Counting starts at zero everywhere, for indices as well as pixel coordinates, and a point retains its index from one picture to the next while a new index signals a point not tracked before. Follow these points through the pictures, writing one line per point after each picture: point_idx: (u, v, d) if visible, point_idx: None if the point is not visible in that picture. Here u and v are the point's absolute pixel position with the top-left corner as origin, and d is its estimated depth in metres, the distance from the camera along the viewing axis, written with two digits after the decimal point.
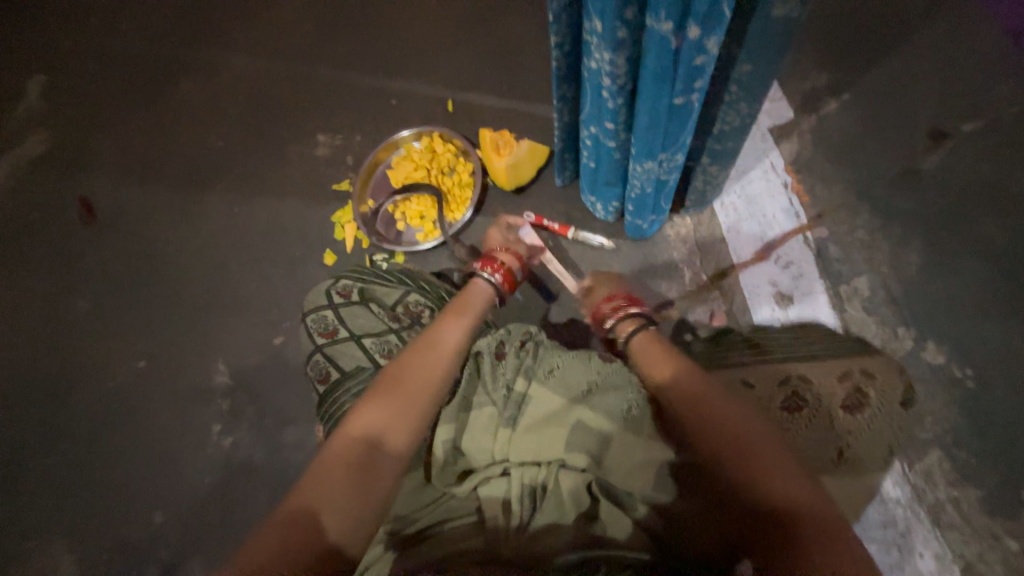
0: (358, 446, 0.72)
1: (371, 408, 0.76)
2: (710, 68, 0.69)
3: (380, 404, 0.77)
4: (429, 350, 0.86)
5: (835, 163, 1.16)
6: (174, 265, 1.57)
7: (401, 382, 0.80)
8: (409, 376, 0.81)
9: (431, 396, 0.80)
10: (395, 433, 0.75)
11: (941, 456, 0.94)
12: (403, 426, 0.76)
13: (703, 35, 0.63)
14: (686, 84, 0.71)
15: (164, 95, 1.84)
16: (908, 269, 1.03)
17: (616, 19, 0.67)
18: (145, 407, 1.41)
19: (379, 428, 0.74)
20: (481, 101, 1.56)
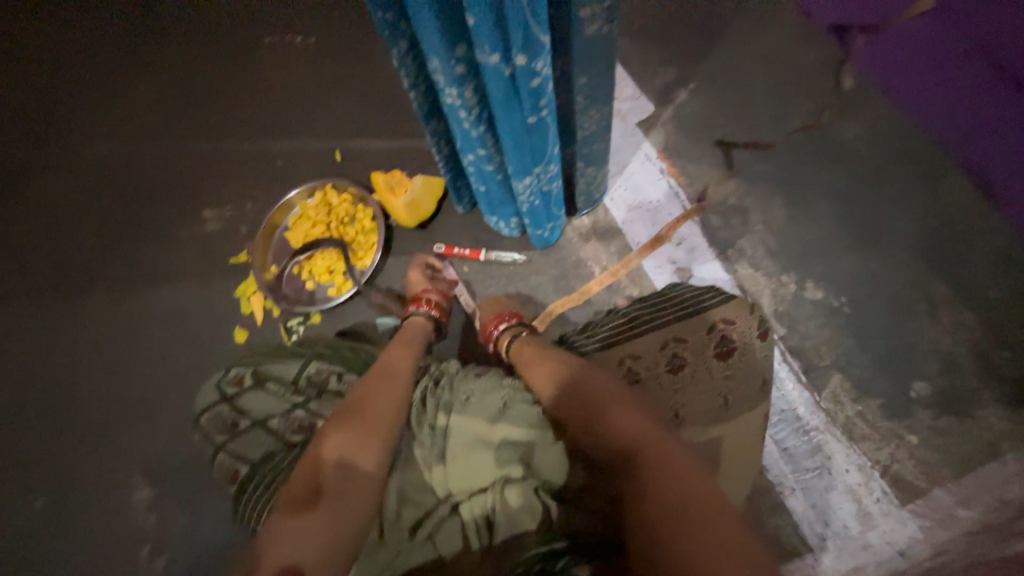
0: (333, 469, 0.74)
1: (341, 433, 0.79)
2: (547, 86, 0.75)
3: (346, 427, 0.80)
4: (382, 372, 0.92)
5: (697, 144, 1.29)
6: (60, 383, 1.39)
7: (364, 405, 0.84)
8: (370, 398, 0.85)
9: (396, 412, 0.85)
10: (368, 452, 0.78)
11: (841, 378, 1.06)
12: (373, 443, 0.80)
13: (530, 60, 0.69)
14: (532, 104, 0.77)
15: (15, 202, 1.66)
16: (778, 220, 1.19)
17: (451, 57, 0.73)
18: (53, 553, 1.23)
19: (349, 449, 0.77)
20: (369, 145, 1.56)
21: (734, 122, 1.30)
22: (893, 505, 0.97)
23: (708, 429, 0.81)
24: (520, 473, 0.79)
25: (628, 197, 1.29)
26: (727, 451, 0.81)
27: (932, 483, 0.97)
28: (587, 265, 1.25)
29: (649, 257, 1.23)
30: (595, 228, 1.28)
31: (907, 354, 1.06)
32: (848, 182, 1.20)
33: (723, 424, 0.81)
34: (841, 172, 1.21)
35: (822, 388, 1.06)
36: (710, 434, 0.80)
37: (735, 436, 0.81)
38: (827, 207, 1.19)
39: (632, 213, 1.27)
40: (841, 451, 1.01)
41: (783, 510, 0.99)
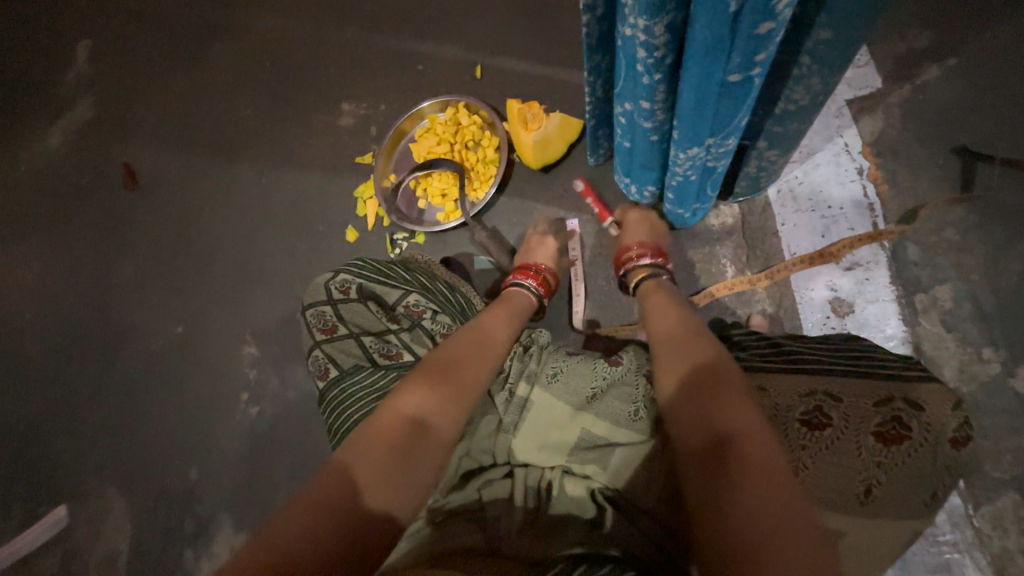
0: (402, 426, 0.70)
1: (417, 389, 0.74)
2: (778, 34, 0.57)
3: (427, 385, 0.75)
4: (473, 338, 0.85)
5: (924, 147, 0.97)
6: (207, 234, 1.60)
7: (449, 371, 0.78)
8: (456, 365, 0.79)
9: (478, 387, 0.79)
10: (438, 414, 0.73)
11: (1017, 501, 0.81)
12: (445, 409, 0.74)
13: None
14: (744, 57, 0.60)
15: (196, 61, 1.82)
16: (1008, 279, 0.88)
17: None
18: (181, 372, 1.48)
19: (423, 412, 0.72)
20: (512, 67, 1.43)
21: (992, 128, 0.95)
22: None
23: (827, 509, 0.64)
24: (587, 468, 0.81)
25: (802, 194, 1.03)
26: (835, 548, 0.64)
27: None
28: (718, 263, 1.07)
29: (803, 273, 1.00)
30: (742, 223, 1.07)
31: None
32: None
33: (843, 513, 0.64)
34: None
35: (981, 502, 0.83)
36: (827, 516, 0.64)
37: (853, 533, 0.64)
38: None
39: (801, 216, 1.03)
40: None
41: None
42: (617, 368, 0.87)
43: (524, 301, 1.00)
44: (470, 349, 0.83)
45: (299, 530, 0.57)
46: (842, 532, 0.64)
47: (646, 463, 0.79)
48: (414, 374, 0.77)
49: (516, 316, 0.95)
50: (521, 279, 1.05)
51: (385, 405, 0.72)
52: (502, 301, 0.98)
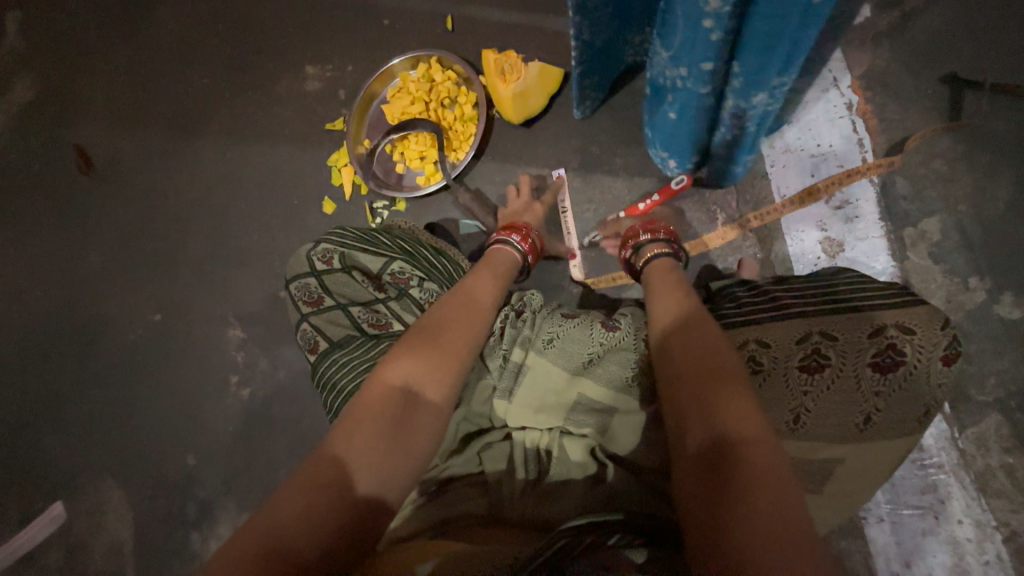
0: (396, 396, 0.68)
1: (407, 359, 0.71)
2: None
3: (417, 355, 0.72)
4: (466, 301, 0.83)
5: (914, 77, 0.95)
6: (176, 216, 1.52)
7: (440, 335, 0.76)
8: (449, 329, 0.77)
9: (468, 349, 0.76)
10: (430, 386, 0.70)
11: (999, 421, 0.84)
12: (439, 381, 0.71)
13: None
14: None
15: (140, 29, 1.67)
16: (993, 208, 0.88)
17: None
18: (165, 360, 1.44)
19: (418, 381, 0.70)
20: (485, 16, 1.34)
21: (981, 52, 0.92)
22: None
23: (831, 447, 0.67)
24: (583, 428, 0.81)
25: (791, 134, 1.01)
26: (841, 474, 0.68)
27: None
28: (709, 209, 1.07)
29: (793, 215, 1.00)
30: None
31: None
32: None
33: (846, 445, 0.67)
34: None
35: (965, 425, 0.86)
36: (832, 453, 0.67)
37: (857, 460, 0.67)
38: None
39: (789, 156, 1.01)
40: (959, 496, 0.84)
41: (856, 535, 0.88)
42: (615, 333, 0.85)
43: (512, 260, 0.97)
44: (462, 313, 0.81)
45: (296, 512, 0.56)
46: (847, 462, 0.67)
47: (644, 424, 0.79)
48: (403, 344, 0.74)
49: (503, 276, 0.92)
50: (506, 236, 1.00)
51: (375, 378, 0.70)
52: (492, 262, 0.95)
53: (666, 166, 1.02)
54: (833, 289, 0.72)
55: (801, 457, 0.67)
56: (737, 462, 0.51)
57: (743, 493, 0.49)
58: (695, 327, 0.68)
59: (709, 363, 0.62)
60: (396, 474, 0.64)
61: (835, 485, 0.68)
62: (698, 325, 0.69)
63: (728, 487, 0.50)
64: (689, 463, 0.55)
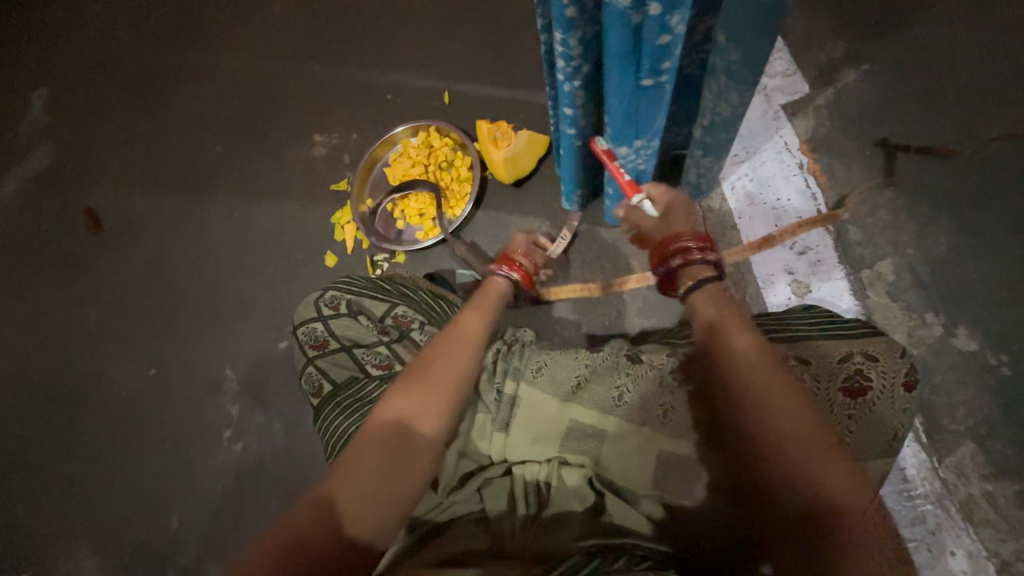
0: (386, 436, 0.72)
1: (400, 397, 0.76)
2: (676, 45, 0.68)
3: (409, 392, 0.76)
4: (456, 332, 0.86)
5: (854, 140, 1.09)
6: (180, 272, 1.57)
7: (430, 369, 0.79)
8: (437, 362, 0.80)
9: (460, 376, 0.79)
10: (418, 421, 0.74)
11: (972, 449, 0.89)
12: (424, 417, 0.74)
13: (663, 11, 0.62)
14: (654, 64, 0.70)
15: (161, 103, 1.83)
16: (937, 249, 0.98)
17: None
18: (157, 416, 1.43)
19: (411, 414, 0.74)
20: (478, 92, 1.51)
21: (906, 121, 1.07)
22: None
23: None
24: (580, 458, 0.83)
25: (753, 191, 1.14)
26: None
27: None
28: None
29: (762, 262, 1.10)
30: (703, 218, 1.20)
31: None
32: None
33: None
34: None
35: (943, 454, 0.90)
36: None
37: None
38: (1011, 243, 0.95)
39: (754, 209, 1.13)
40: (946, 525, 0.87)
41: None
42: (600, 355, 0.89)
43: (501, 291, 1.00)
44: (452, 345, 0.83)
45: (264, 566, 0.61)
46: None
47: (641, 454, 0.81)
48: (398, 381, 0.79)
49: (490, 304, 0.95)
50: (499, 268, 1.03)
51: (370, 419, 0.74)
52: (483, 294, 0.99)
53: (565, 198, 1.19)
54: (808, 318, 0.79)
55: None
56: (837, 532, 0.61)
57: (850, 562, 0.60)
58: (777, 386, 0.68)
59: (796, 432, 0.65)
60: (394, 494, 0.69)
61: None
62: (774, 382, 0.69)
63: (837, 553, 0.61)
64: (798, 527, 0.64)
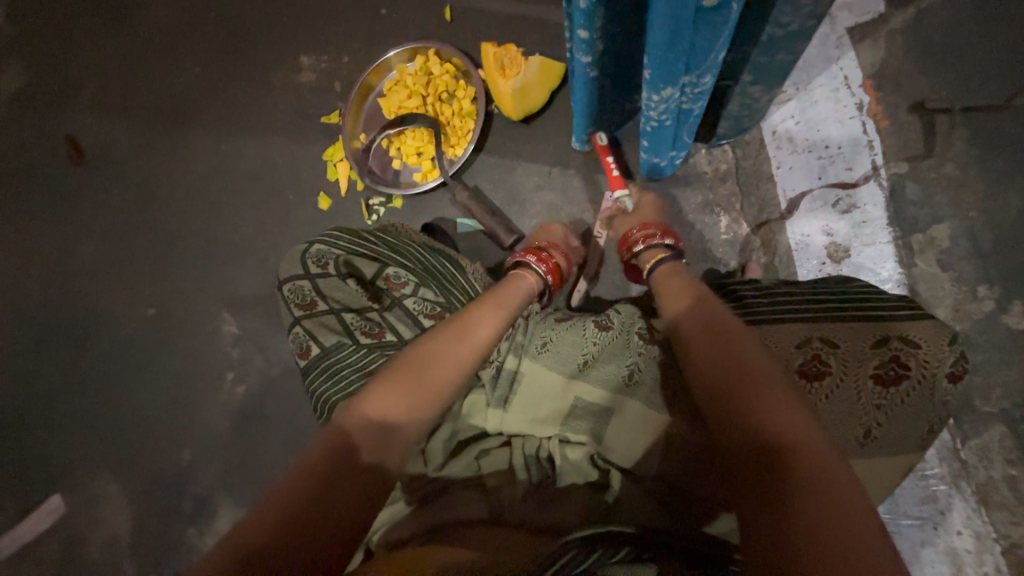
0: (373, 432, 0.63)
1: (389, 388, 0.67)
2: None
3: (399, 386, 0.68)
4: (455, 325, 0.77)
5: (929, 76, 0.92)
6: (170, 209, 1.49)
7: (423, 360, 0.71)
8: (431, 354, 0.72)
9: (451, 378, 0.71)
10: (412, 421, 0.66)
11: (1004, 433, 0.83)
12: (421, 415, 0.67)
13: None
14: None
15: (132, 14, 1.63)
16: (1005, 214, 0.86)
17: None
18: (159, 355, 1.43)
19: (399, 407, 0.66)
20: (485, 6, 1.30)
21: (994, 54, 0.90)
22: None
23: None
24: (581, 435, 0.79)
25: (799, 135, 0.98)
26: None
27: None
28: (714, 212, 1.05)
29: (800, 220, 0.97)
30: (736, 168, 1.05)
31: None
32: None
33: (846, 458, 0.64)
34: None
35: (968, 436, 0.85)
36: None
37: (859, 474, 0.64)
38: None
39: (796, 158, 0.98)
40: (960, 507, 0.83)
41: None
42: (607, 333, 0.85)
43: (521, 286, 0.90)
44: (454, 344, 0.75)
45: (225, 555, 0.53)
46: None
47: (645, 436, 0.78)
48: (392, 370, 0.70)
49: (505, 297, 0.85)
50: (528, 260, 0.96)
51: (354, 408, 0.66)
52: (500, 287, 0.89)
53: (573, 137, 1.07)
54: (846, 292, 0.69)
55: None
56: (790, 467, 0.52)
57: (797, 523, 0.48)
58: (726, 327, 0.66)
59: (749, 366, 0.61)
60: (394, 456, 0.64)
61: None
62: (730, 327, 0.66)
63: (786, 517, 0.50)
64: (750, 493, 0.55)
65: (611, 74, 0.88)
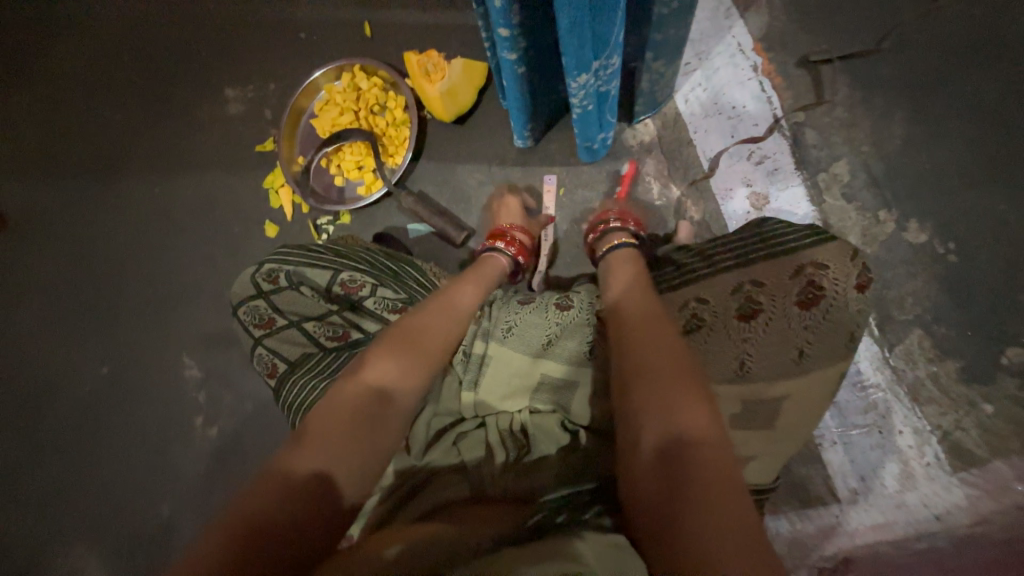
0: (370, 397, 0.67)
1: (383, 359, 0.71)
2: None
3: (394, 356, 0.72)
4: (446, 313, 0.82)
5: (808, 33, 1.02)
6: (110, 262, 1.44)
7: (421, 336, 0.76)
8: (429, 332, 0.77)
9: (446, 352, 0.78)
10: (408, 386, 0.70)
11: (921, 335, 0.94)
12: (415, 381, 0.71)
13: None
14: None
15: (39, 70, 1.57)
16: (892, 144, 0.97)
17: None
18: (122, 413, 1.38)
19: (407, 374, 0.71)
20: (402, 19, 1.34)
21: (859, 6, 1.01)
22: (943, 471, 0.90)
23: (776, 386, 0.67)
24: (550, 405, 0.84)
25: (708, 101, 1.06)
26: (790, 412, 0.67)
27: (996, 455, 0.89)
28: (645, 181, 1.09)
29: (722, 175, 1.04)
30: (659, 138, 1.09)
31: (1006, 315, 0.91)
32: (990, 98, 0.96)
33: (790, 381, 0.67)
34: (984, 85, 0.96)
35: (894, 344, 0.94)
36: (778, 391, 0.67)
37: (805, 394, 0.67)
38: (958, 130, 0.96)
39: (709, 122, 1.05)
40: (898, 409, 0.93)
41: (814, 461, 0.96)
42: (568, 312, 0.89)
43: (499, 270, 0.97)
44: (436, 321, 0.80)
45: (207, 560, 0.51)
46: (792, 398, 0.67)
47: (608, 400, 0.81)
48: (381, 344, 0.74)
49: (486, 284, 0.92)
50: (495, 245, 1.01)
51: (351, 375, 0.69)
52: (483, 272, 0.94)
53: (515, 135, 1.10)
54: (761, 236, 0.73)
55: (749, 402, 0.67)
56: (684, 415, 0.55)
57: (699, 497, 0.49)
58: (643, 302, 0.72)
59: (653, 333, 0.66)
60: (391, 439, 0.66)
61: (788, 420, 0.67)
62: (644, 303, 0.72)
63: (688, 494, 0.50)
64: (646, 474, 0.55)
65: (536, 67, 0.92)
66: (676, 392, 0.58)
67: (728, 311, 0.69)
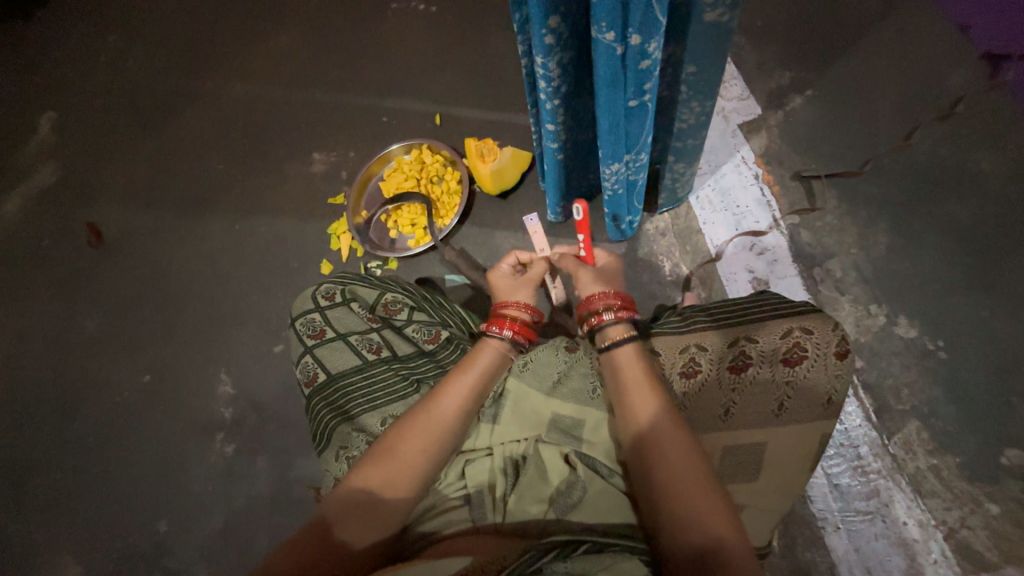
0: (358, 504, 0.75)
1: (368, 468, 0.77)
2: (655, 70, 0.78)
3: (374, 465, 0.77)
4: (424, 418, 0.82)
5: (801, 154, 1.23)
6: (178, 282, 1.63)
7: (394, 448, 0.79)
8: (403, 441, 0.79)
9: (419, 466, 0.78)
10: (391, 490, 0.76)
11: (919, 425, 0.98)
12: (399, 485, 0.77)
13: (644, 41, 0.72)
14: (636, 87, 0.80)
15: (165, 124, 1.92)
16: (877, 250, 1.11)
17: (543, 28, 0.75)
18: (149, 420, 1.46)
19: (380, 487, 0.76)
20: (467, 115, 1.65)
21: (846, 137, 1.22)
22: (952, 572, 0.88)
23: (753, 432, 0.79)
24: (557, 439, 0.88)
25: (716, 198, 1.24)
26: (767, 459, 0.79)
27: (1006, 561, 0.87)
28: (658, 259, 1.25)
29: (728, 261, 1.18)
30: (672, 225, 1.27)
31: (1001, 414, 0.96)
32: (965, 219, 1.11)
33: (767, 429, 0.79)
34: (959, 207, 1.12)
35: (892, 432, 0.98)
36: (754, 437, 0.79)
37: (779, 442, 0.79)
38: (938, 243, 1.09)
39: (716, 215, 1.23)
40: (901, 500, 0.94)
41: (818, 544, 0.96)
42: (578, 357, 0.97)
43: (496, 355, 0.91)
44: (419, 422, 0.81)
45: None
46: (770, 447, 0.79)
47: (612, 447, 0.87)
48: (370, 450, 0.80)
49: (484, 374, 0.88)
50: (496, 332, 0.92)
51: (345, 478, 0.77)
52: (475, 363, 0.89)
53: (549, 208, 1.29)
54: (755, 303, 0.86)
55: (729, 446, 0.79)
56: (711, 527, 0.64)
57: None
58: (659, 396, 0.77)
59: (677, 440, 0.72)
60: (366, 536, 0.74)
61: (770, 470, 0.79)
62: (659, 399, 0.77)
63: None
64: (682, 559, 0.63)
65: (573, 156, 1.13)
66: (696, 505, 0.66)
67: (725, 365, 0.81)
